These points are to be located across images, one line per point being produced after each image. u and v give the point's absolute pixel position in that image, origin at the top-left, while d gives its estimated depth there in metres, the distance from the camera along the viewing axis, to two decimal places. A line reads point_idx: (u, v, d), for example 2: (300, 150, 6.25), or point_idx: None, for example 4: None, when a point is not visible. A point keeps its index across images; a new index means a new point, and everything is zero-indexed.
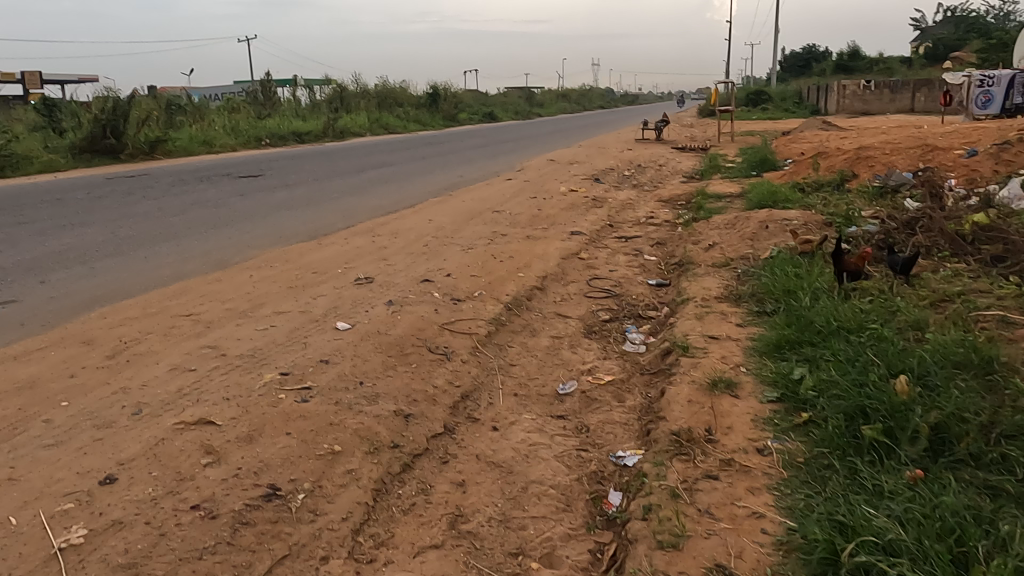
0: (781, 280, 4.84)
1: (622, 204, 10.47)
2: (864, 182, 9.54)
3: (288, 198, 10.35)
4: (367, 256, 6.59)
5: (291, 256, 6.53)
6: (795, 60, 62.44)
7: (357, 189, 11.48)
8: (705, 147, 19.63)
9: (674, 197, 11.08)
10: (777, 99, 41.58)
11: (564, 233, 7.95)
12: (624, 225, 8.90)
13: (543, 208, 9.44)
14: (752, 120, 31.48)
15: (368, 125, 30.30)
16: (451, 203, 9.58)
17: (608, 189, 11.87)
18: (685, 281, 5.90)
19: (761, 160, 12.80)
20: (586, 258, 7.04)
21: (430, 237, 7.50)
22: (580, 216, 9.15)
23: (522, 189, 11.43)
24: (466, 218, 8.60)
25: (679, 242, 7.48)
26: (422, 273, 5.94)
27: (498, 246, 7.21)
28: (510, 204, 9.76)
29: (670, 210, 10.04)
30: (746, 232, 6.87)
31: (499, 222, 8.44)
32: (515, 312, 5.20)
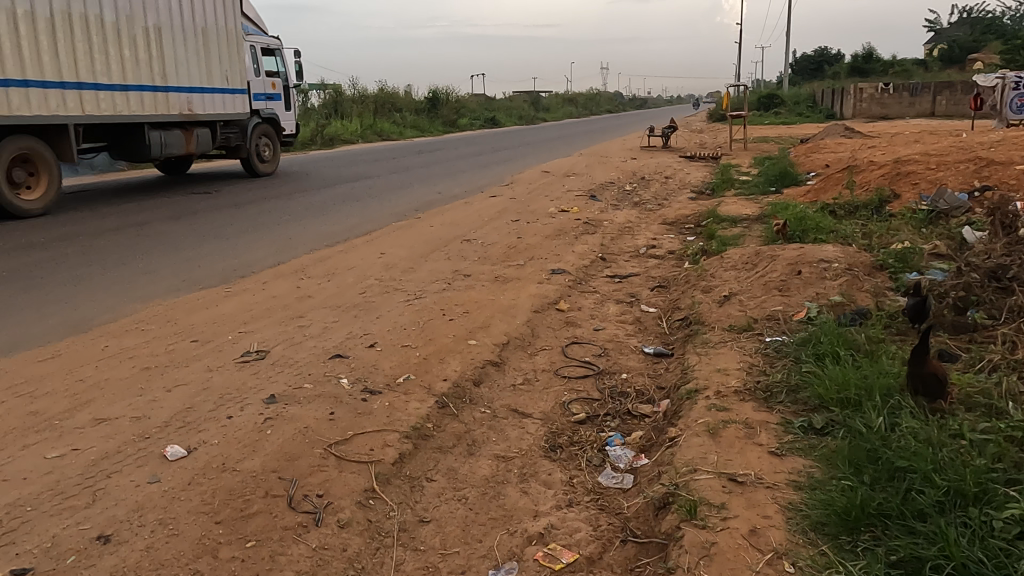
0: (834, 377, 3.29)
1: (619, 228, 8.95)
2: (907, 204, 7.97)
3: (230, 222, 8.89)
4: (279, 313, 5.09)
5: (180, 312, 5.02)
6: (807, 61, 60.80)
7: (318, 209, 10.00)
8: (716, 157, 18.05)
9: (681, 220, 9.53)
10: (790, 103, 39.97)
11: (542, 273, 6.44)
12: (619, 259, 7.37)
13: (523, 237, 7.92)
14: (764, 126, 29.86)
15: (360, 132, 28.88)
16: (415, 230, 8.10)
17: (605, 208, 10.36)
18: (693, 354, 4.36)
19: (780, 175, 11.22)
20: (565, 310, 5.52)
21: (371, 281, 5.99)
22: (566, 246, 7.62)
23: (505, 210, 9.90)
24: (426, 252, 7.09)
25: (685, 286, 5.94)
26: (338, 343, 4.42)
27: (454, 293, 5.70)
28: (485, 230, 8.24)
29: (675, 237, 8.50)
30: (771, 276, 5.32)
31: (465, 257, 6.93)
32: (449, 411, 3.68)
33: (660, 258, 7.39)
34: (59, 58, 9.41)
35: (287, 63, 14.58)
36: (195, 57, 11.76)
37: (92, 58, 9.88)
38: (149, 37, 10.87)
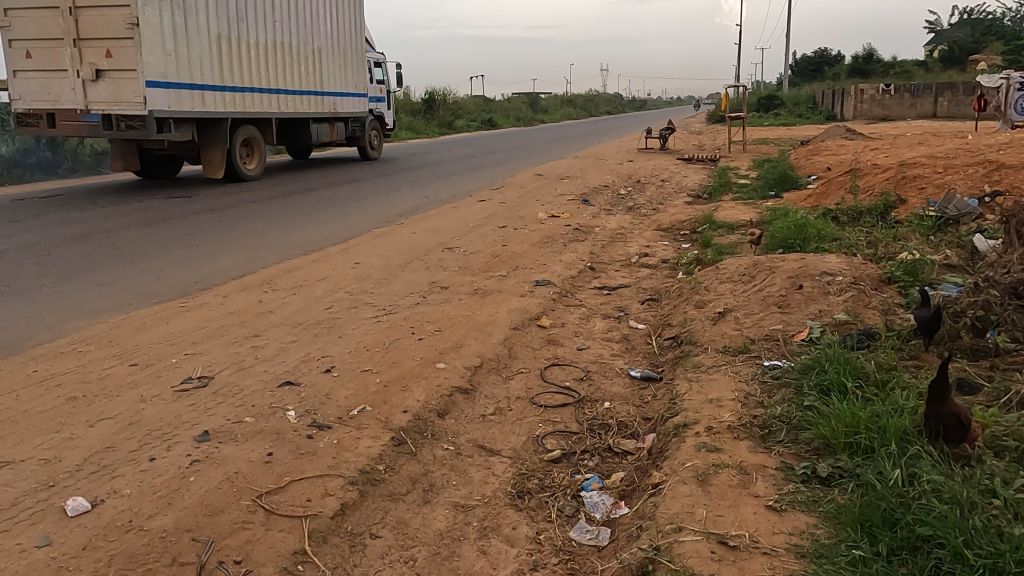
0: (841, 414, 2.88)
1: (610, 235, 8.54)
2: (914, 210, 7.56)
3: (203, 228, 8.47)
4: (234, 331, 4.67)
5: (125, 330, 4.60)
6: (807, 62, 60.51)
7: (298, 214, 9.59)
8: (714, 160, 17.64)
9: (676, 226, 9.12)
10: (789, 104, 39.63)
11: (525, 285, 6.02)
12: (609, 269, 6.96)
13: (508, 245, 7.50)
14: (764, 127, 29.45)
15: None
16: (395, 238, 7.69)
17: (597, 213, 9.96)
18: (683, 380, 3.94)
19: (780, 178, 10.81)
20: (548, 327, 5.11)
21: (340, 295, 5.57)
22: (553, 255, 7.19)
23: (492, 215, 9.49)
24: (404, 261, 6.68)
25: (677, 300, 5.53)
26: (291, 368, 4.00)
27: (428, 308, 5.28)
28: (469, 237, 7.83)
29: (668, 244, 8.09)
30: (770, 290, 4.90)
31: (444, 267, 6.51)
32: (406, 449, 3.27)
33: (653, 267, 6.98)
34: (272, 79, 13.56)
35: (389, 74, 19.13)
36: (340, 65, 15.92)
37: (278, 71, 13.71)
38: (314, 55, 14.87)
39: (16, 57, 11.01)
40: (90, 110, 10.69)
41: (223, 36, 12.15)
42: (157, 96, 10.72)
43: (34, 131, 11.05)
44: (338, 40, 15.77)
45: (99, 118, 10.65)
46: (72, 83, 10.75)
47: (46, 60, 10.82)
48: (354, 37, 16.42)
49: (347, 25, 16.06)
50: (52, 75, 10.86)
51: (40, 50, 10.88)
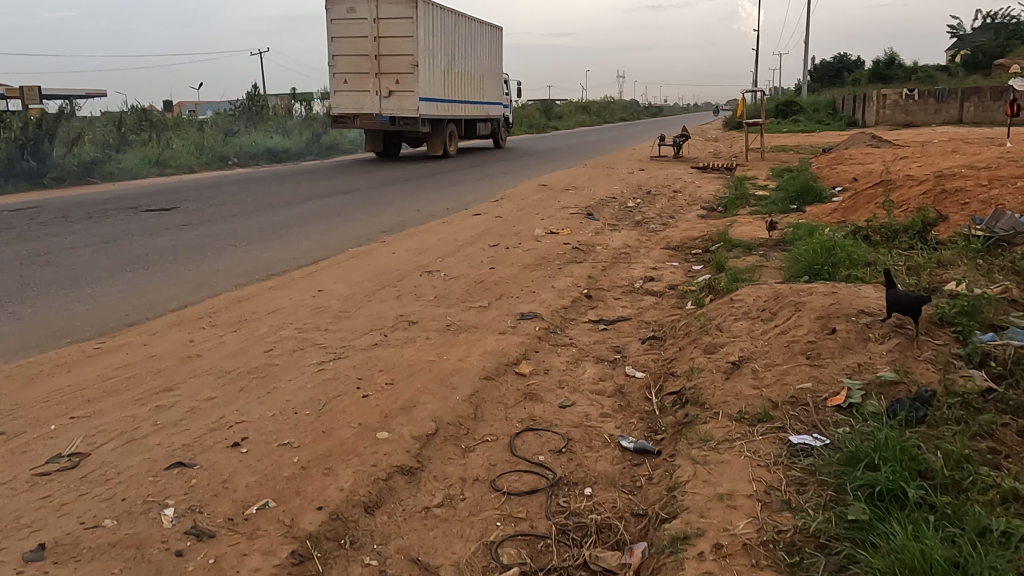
0: (902, 553, 2.04)
1: (613, 253, 7.69)
2: (956, 228, 6.65)
3: (165, 246, 7.72)
4: (144, 384, 3.87)
5: (14, 382, 3.82)
6: (826, 68, 59.36)
7: (275, 229, 8.84)
8: (731, 168, 16.75)
9: (687, 244, 8.26)
10: (809, 110, 38.62)
11: (507, 320, 5.18)
12: (608, 296, 6.11)
13: (495, 267, 6.68)
14: (782, 134, 28.45)
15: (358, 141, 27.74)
16: (371, 260, 6.89)
17: (602, 228, 9.13)
18: (685, 458, 3.10)
19: (802, 190, 9.91)
20: (527, 375, 4.28)
21: (286, 333, 4.76)
22: (545, 280, 6.35)
23: (485, 231, 8.67)
24: (373, 289, 5.87)
25: (684, 340, 4.67)
26: (190, 441, 3.18)
27: (385, 350, 4.45)
28: (453, 258, 7.01)
29: (677, 266, 7.22)
30: (796, 333, 4.04)
31: (417, 297, 5.69)
32: (311, 570, 2.46)
33: (658, 295, 6.11)
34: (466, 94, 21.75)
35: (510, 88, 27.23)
36: (487, 77, 23.36)
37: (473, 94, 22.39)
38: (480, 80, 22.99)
39: (336, 82, 18.51)
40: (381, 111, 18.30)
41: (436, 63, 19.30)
42: (427, 108, 18.81)
43: (345, 127, 18.67)
44: (494, 68, 24.21)
45: (389, 119, 18.52)
46: (373, 99, 18.46)
47: (357, 85, 18.40)
48: (491, 61, 23.84)
49: (489, 53, 23.76)
50: (359, 94, 18.43)
51: (352, 78, 18.42)
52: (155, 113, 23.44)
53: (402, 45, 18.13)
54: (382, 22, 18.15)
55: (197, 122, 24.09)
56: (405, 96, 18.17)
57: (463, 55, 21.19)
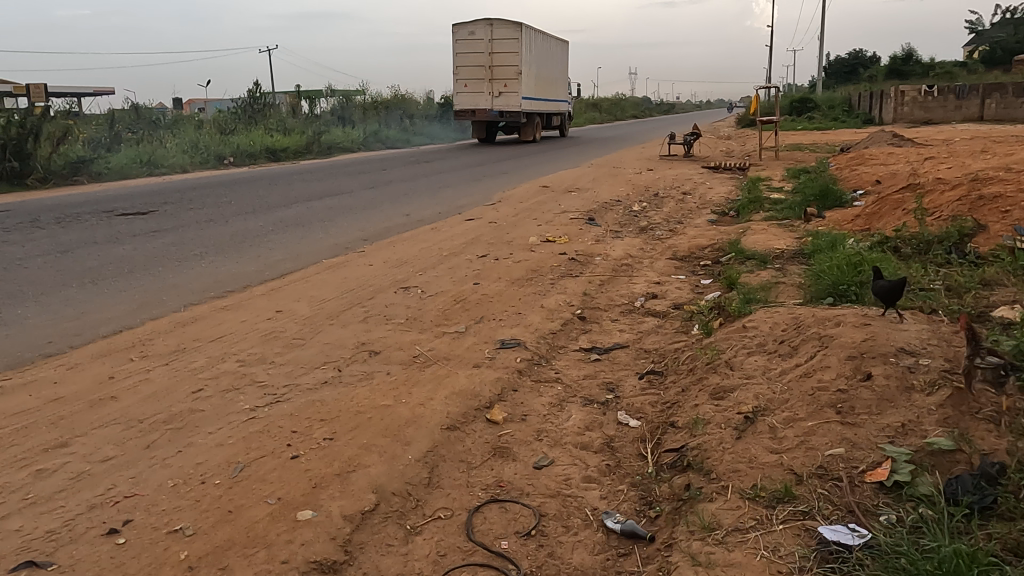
0: None
1: (614, 264, 7.00)
2: (999, 239, 5.92)
3: (124, 256, 7.09)
4: (32, 438, 3.22)
5: None
6: (842, 64, 58.24)
7: (250, 235, 8.21)
8: (744, 168, 15.99)
9: (696, 253, 7.55)
10: (824, 107, 37.70)
11: (484, 349, 4.50)
12: (604, 317, 5.41)
13: (480, 282, 6.00)
14: (796, 132, 27.60)
15: (361, 139, 27.14)
16: (343, 274, 6.24)
17: (603, 235, 8.43)
18: (685, 556, 2.41)
19: (821, 193, 9.19)
20: (500, 421, 3.61)
21: (224, 367, 4.10)
22: (535, 297, 5.67)
23: (475, 239, 7.99)
24: (338, 309, 5.21)
25: (688, 376, 3.97)
26: (56, 527, 2.52)
27: (334, 391, 3.77)
28: (434, 272, 6.34)
29: (684, 280, 6.53)
30: (822, 376, 3.34)
31: (385, 320, 5.02)
32: None
33: (661, 317, 5.40)
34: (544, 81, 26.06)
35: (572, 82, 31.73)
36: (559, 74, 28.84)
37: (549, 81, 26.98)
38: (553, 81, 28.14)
39: (458, 85, 25.36)
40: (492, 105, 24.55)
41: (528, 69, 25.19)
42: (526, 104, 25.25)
43: (464, 119, 25.35)
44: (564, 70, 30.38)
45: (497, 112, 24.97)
46: (487, 98, 24.96)
47: (475, 89, 25.09)
48: (564, 69, 30.25)
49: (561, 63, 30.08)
50: (477, 95, 25.18)
51: (471, 82, 25.19)
52: (152, 111, 22.91)
53: (511, 58, 24.63)
54: (494, 42, 24.70)
55: (195, 120, 23.53)
56: (512, 97, 24.72)
57: (547, 66, 27.55)
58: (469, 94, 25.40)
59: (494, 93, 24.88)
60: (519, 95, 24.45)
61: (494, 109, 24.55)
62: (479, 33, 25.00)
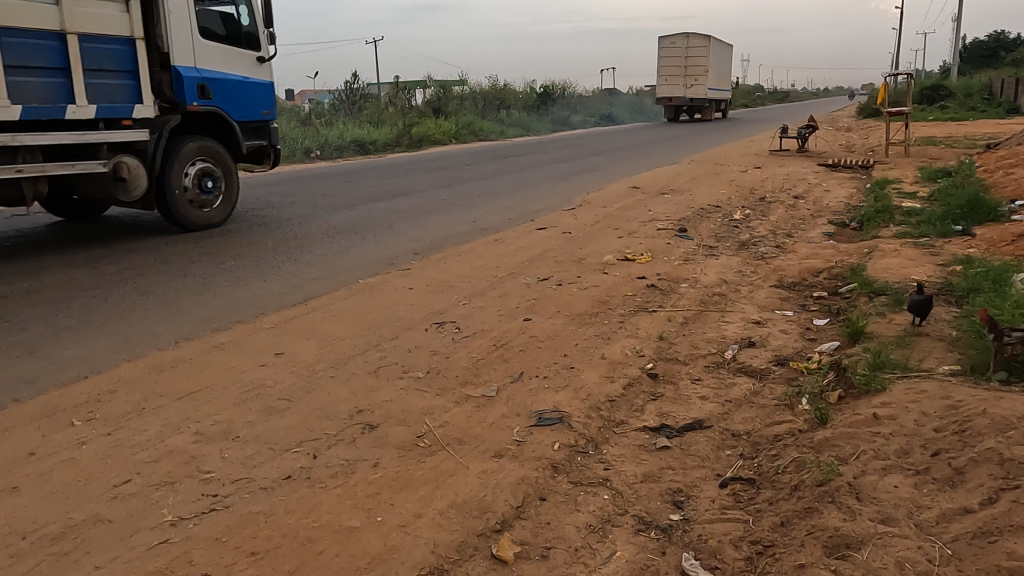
0: None
1: (704, 293, 5.76)
2: None
3: (149, 269, 6.42)
4: None
5: None
6: (981, 48, 53.24)
7: (294, 246, 7.41)
8: (866, 167, 14.13)
9: (807, 280, 6.19)
10: (959, 95, 34.21)
11: (513, 427, 3.41)
12: (683, 375, 4.21)
13: (532, 318, 4.93)
14: (927, 122, 24.89)
15: (455, 129, 26.58)
16: (373, 303, 5.29)
17: (694, 251, 7.16)
18: None
19: (970, 205, 7.56)
20: (512, 557, 2.54)
21: (172, 443, 3.19)
22: (597, 343, 4.53)
23: (542, 254, 6.89)
24: (351, 354, 4.27)
25: (790, 499, 2.75)
26: None
27: (291, 497, 2.78)
28: (481, 302, 5.31)
29: (790, 320, 5.21)
30: (1016, 548, 2.16)
31: (401, 373, 4.01)
32: None
33: (757, 378, 4.15)
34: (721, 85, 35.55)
35: None
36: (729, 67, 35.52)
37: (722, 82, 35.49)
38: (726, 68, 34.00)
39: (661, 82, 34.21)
40: (686, 94, 32.91)
41: (714, 69, 34.30)
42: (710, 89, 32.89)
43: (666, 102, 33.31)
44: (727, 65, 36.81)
45: (689, 99, 33.08)
46: (682, 90, 33.31)
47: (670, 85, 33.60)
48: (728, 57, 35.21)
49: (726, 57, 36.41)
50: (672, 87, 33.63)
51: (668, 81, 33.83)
52: None
53: (702, 61, 33.04)
54: (690, 49, 33.13)
55: (293, 114, 23.61)
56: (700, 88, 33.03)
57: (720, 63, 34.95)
58: (667, 86, 33.81)
59: (688, 86, 33.31)
60: (706, 89, 32.74)
61: (686, 97, 32.99)
62: (676, 42, 33.67)
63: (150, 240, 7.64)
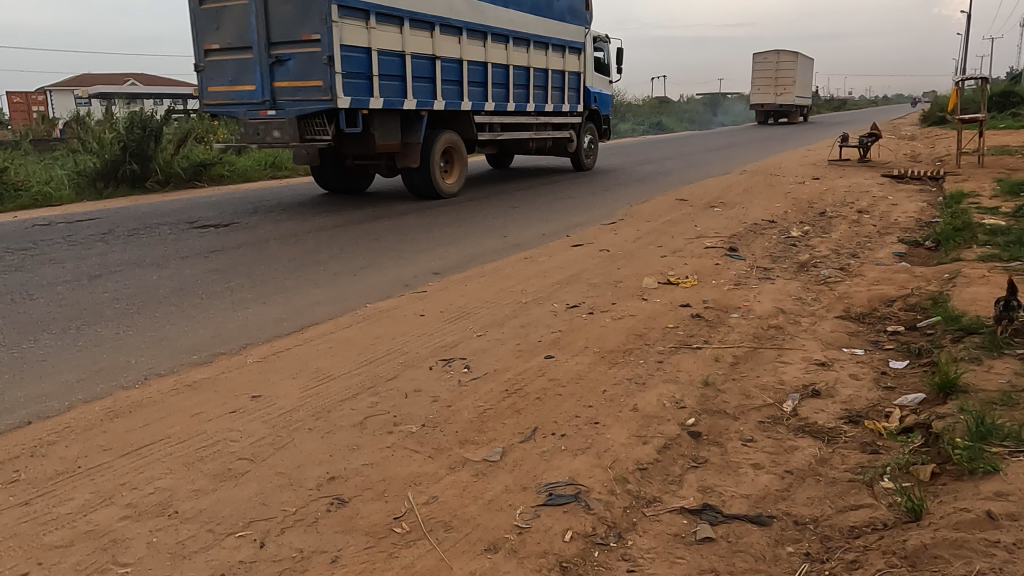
0: None
1: (758, 323, 5.03)
2: None
3: (147, 287, 5.94)
4: None
5: None
6: None
7: (308, 262, 6.88)
8: (937, 178, 13.07)
9: (879, 310, 5.38)
10: None
11: (515, 507, 2.74)
12: (732, 434, 3.48)
13: (557, 356, 4.26)
14: (1000, 130, 23.52)
15: None
16: (375, 334, 4.67)
17: (747, 274, 6.38)
18: None
19: None
20: None
21: (95, 519, 2.61)
22: (629, 390, 3.82)
23: (575, 275, 6.23)
24: (338, 400, 3.65)
25: None
26: None
27: None
28: (499, 334, 4.65)
29: (861, 363, 4.41)
30: None
31: (392, 426, 3.37)
32: None
33: (825, 441, 3.39)
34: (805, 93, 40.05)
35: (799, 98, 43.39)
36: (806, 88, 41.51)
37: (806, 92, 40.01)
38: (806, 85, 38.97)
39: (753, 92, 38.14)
40: (775, 101, 36.71)
41: (800, 80, 37.66)
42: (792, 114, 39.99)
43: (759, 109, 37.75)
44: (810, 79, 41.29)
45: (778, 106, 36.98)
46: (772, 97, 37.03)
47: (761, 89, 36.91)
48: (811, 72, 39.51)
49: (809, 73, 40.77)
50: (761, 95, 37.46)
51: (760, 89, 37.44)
52: None
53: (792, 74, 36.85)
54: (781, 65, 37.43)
55: None
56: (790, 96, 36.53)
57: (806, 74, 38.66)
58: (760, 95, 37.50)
59: (778, 94, 36.89)
60: (795, 95, 36.16)
61: (777, 105, 36.75)
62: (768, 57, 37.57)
63: (159, 254, 7.22)
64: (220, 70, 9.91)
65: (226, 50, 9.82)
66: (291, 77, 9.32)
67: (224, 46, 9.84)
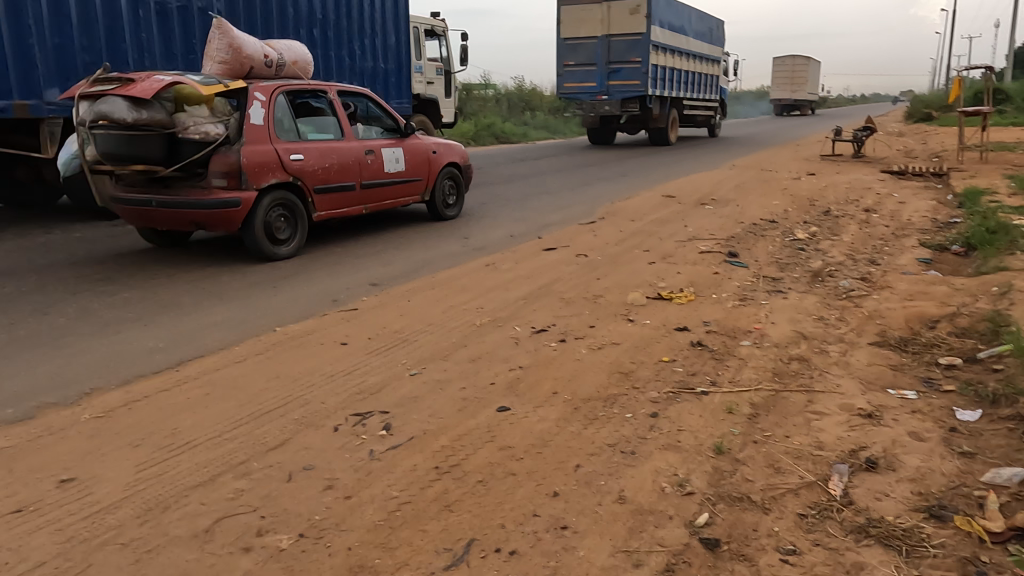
0: None
1: (777, 353, 3.94)
2: None
3: (8, 302, 4.72)
4: None
5: None
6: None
7: (225, 269, 5.68)
8: (942, 175, 12.11)
9: (923, 335, 4.30)
10: (1017, 98, 31.63)
11: None
12: (762, 540, 2.35)
13: (516, 407, 3.13)
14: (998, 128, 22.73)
15: (479, 129, 24.84)
16: (276, 372, 3.50)
17: (753, 285, 5.29)
18: None
19: None
20: None
21: None
22: (611, 465, 2.68)
23: (546, 287, 5.10)
24: (188, 487, 2.48)
25: None
26: None
27: None
28: (441, 372, 3.50)
29: (918, 414, 3.32)
30: None
31: (250, 539, 2.21)
32: None
33: (902, 556, 2.28)
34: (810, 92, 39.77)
35: None
36: None
37: None
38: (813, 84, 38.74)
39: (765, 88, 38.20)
40: (790, 97, 36.95)
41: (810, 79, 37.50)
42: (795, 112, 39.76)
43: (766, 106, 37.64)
44: None
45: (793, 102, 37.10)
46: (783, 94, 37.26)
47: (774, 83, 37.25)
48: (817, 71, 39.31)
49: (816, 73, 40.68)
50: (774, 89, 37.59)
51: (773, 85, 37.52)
52: None
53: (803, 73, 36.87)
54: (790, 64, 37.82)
55: None
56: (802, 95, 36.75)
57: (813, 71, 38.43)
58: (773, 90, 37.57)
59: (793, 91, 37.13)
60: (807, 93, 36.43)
61: (793, 99, 36.79)
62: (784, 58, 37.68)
63: (43, 259, 5.96)
64: (574, 75, 17.43)
65: (579, 65, 17.35)
66: (621, 78, 16.87)
67: (578, 62, 17.36)
